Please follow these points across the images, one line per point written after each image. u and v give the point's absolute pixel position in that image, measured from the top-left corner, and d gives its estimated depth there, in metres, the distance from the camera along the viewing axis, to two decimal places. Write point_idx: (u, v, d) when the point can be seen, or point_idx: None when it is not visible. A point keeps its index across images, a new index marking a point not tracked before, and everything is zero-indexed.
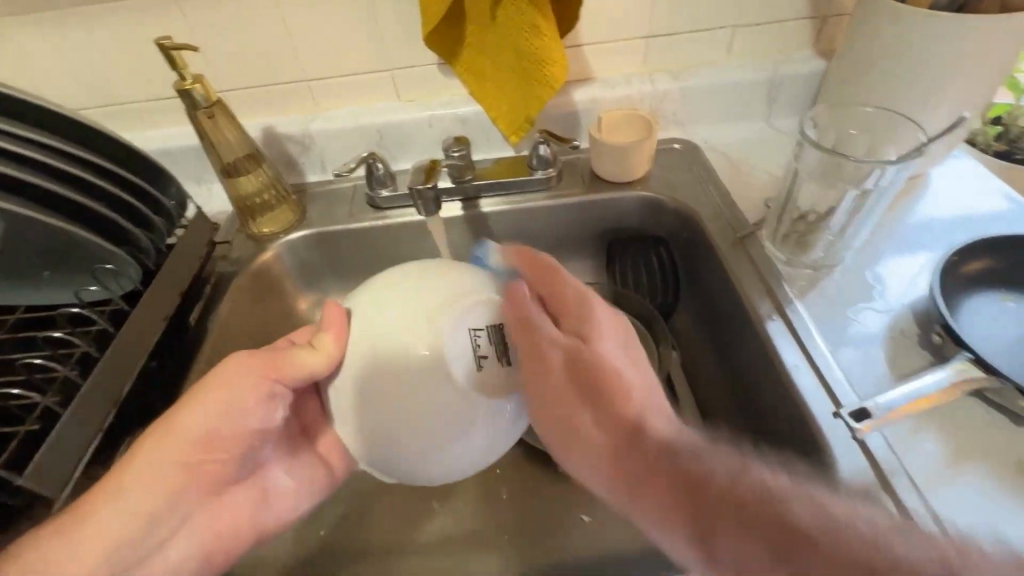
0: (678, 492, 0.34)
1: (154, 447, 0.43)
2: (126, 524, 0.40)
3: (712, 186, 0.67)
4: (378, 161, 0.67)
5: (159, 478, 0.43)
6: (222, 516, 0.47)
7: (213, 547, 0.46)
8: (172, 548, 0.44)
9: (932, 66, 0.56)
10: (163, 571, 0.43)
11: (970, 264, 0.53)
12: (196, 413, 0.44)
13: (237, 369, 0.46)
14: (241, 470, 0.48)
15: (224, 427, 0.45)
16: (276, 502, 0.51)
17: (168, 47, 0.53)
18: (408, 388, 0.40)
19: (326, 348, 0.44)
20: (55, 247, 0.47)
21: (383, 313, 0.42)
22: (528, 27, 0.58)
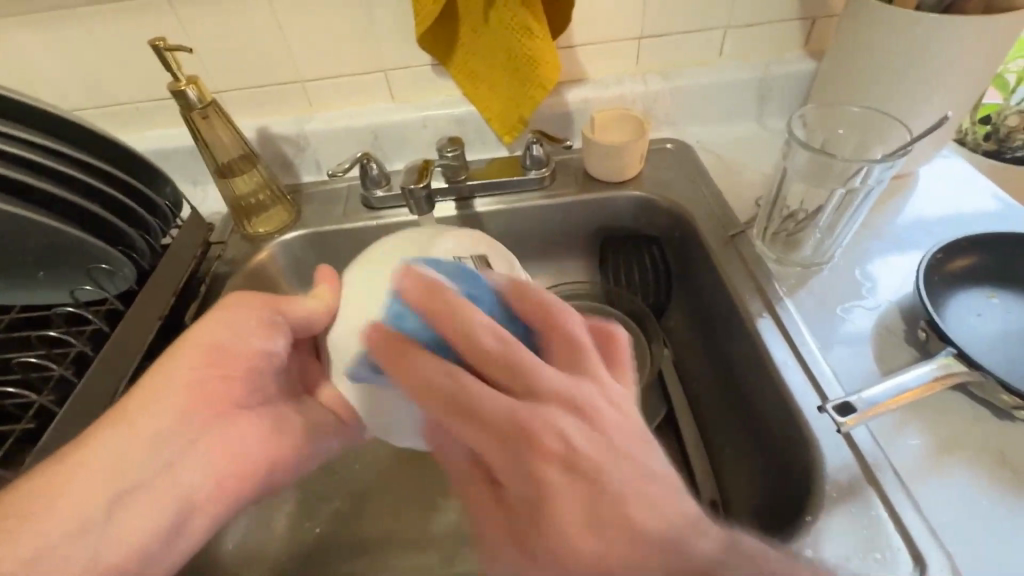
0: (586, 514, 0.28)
1: (161, 369, 0.43)
2: (130, 444, 0.39)
3: (704, 185, 0.68)
4: (373, 161, 0.67)
5: (168, 393, 0.42)
6: (238, 439, 0.44)
7: (229, 471, 0.43)
8: (185, 470, 0.41)
9: (918, 66, 0.56)
10: (175, 491, 0.40)
11: (956, 261, 0.54)
12: (200, 334, 0.44)
13: (239, 299, 0.47)
14: (248, 395, 0.45)
15: (227, 347, 0.45)
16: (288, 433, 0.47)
17: (163, 49, 0.53)
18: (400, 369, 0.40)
19: (323, 297, 0.46)
20: (51, 247, 0.47)
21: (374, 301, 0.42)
22: (520, 29, 0.59)
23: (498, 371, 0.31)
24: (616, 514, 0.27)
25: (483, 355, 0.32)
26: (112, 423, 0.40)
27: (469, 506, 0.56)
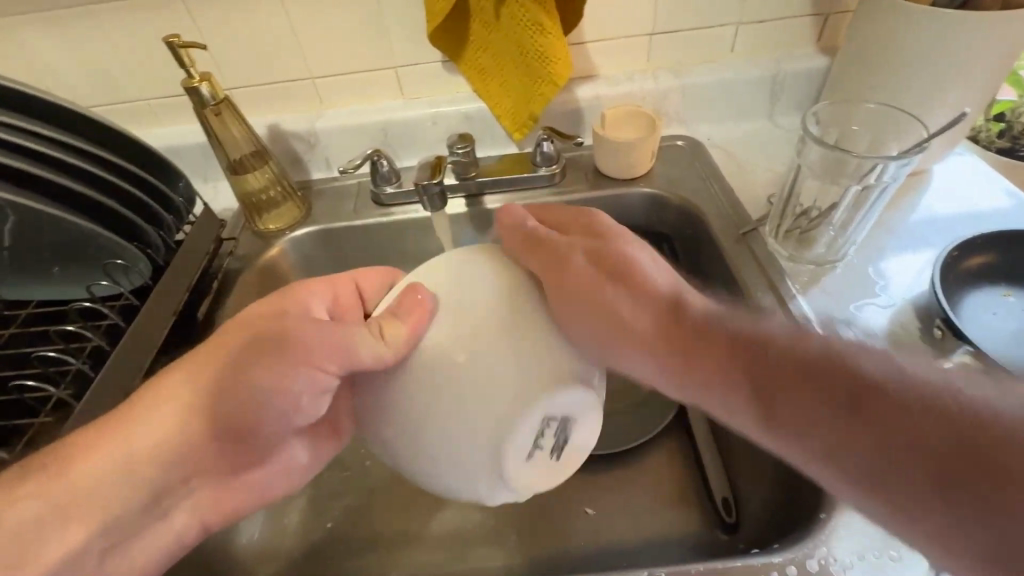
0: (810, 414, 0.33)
1: (165, 403, 0.40)
2: (113, 488, 0.38)
3: (715, 182, 0.67)
4: (384, 158, 0.67)
5: (160, 437, 0.40)
6: (232, 485, 0.45)
7: (219, 513, 0.45)
8: (175, 514, 0.42)
9: (933, 63, 0.56)
10: (164, 536, 0.42)
11: (972, 258, 0.54)
12: (224, 375, 0.40)
13: (302, 333, 0.39)
14: (261, 444, 0.44)
15: (258, 398, 0.40)
16: (287, 475, 0.48)
17: (176, 45, 0.54)
18: (447, 469, 0.36)
19: (389, 345, 0.36)
20: (68, 242, 0.48)
21: (452, 398, 0.34)
22: (532, 25, 0.59)
23: (614, 293, 0.41)
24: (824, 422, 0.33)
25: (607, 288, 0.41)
26: (95, 456, 0.38)
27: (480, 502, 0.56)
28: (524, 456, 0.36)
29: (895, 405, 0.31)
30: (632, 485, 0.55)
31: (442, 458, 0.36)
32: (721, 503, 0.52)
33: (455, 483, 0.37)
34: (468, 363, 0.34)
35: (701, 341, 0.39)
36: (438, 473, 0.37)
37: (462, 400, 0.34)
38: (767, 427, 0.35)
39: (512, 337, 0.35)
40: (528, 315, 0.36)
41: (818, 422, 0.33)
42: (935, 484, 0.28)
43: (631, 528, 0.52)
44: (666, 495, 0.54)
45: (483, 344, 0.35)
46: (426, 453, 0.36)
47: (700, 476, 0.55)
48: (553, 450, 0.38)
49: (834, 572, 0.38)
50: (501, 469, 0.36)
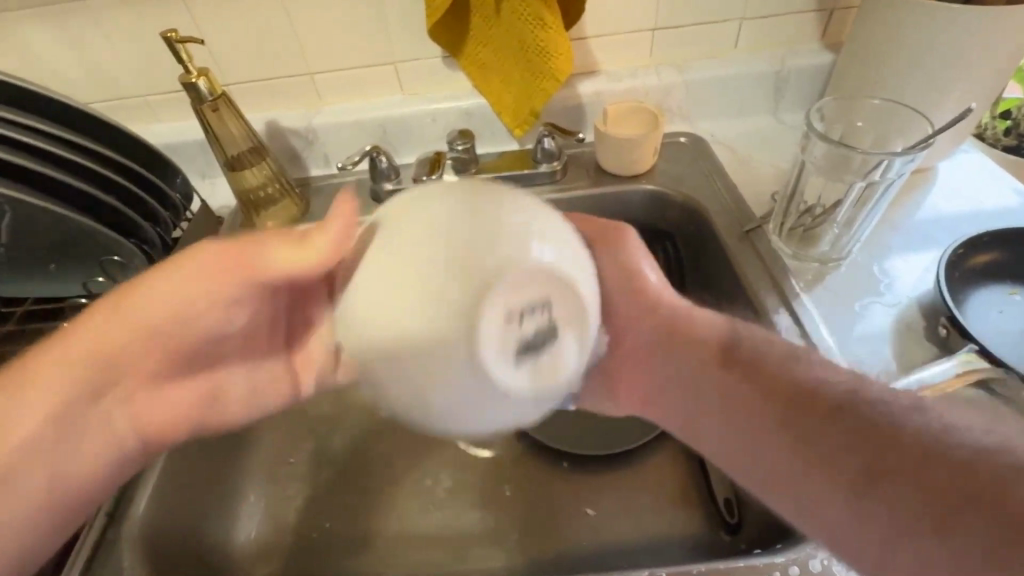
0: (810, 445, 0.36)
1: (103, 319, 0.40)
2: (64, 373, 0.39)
3: (718, 179, 0.67)
4: (383, 155, 0.67)
5: (99, 344, 0.40)
6: (174, 403, 0.43)
7: (156, 432, 0.43)
8: (111, 423, 0.41)
9: (940, 58, 0.55)
10: (97, 448, 0.40)
11: (978, 256, 0.53)
12: (150, 281, 0.41)
13: (206, 261, 0.41)
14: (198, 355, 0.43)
15: (186, 307, 0.41)
16: (229, 400, 0.45)
17: (174, 40, 0.53)
18: (420, 385, 0.30)
19: (302, 260, 0.38)
20: (63, 239, 0.47)
21: (412, 289, 0.30)
22: (533, 19, 0.58)
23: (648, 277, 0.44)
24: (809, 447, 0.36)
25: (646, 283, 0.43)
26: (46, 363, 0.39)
27: (479, 502, 0.56)
28: (506, 358, 0.30)
29: (875, 434, 0.34)
30: (632, 484, 0.55)
31: (402, 364, 0.30)
32: (723, 503, 0.51)
33: (427, 402, 0.31)
34: (428, 253, 0.30)
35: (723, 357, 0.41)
36: (407, 394, 0.31)
37: (422, 295, 0.30)
38: (734, 411, 0.39)
39: (471, 221, 0.30)
40: (497, 214, 0.31)
41: (806, 444, 0.36)
42: (875, 462, 0.33)
43: (632, 529, 0.52)
44: (667, 496, 0.54)
45: (453, 218, 0.31)
46: (387, 363, 0.31)
47: (702, 475, 0.54)
48: (543, 348, 0.32)
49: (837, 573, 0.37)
50: (469, 373, 0.30)
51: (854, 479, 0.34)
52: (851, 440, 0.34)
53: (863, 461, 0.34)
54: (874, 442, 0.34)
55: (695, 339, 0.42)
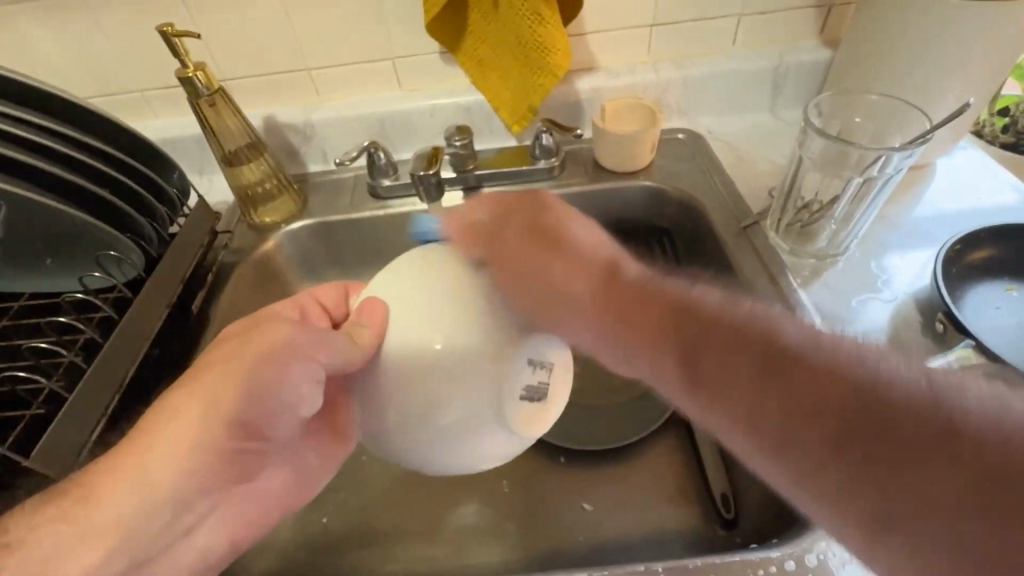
0: (783, 426, 0.28)
1: (182, 428, 0.38)
2: (148, 514, 0.37)
3: (716, 175, 0.67)
4: (380, 150, 0.67)
5: (184, 465, 0.38)
6: (249, 496, 0.44)
7: (238, 534, 0.44)
8: (198, 532, 0.41)
9: (938, 54, 0.55)
10: (187, 556, 0.40)
11: (976, 252, 0.53)
12: (232, 383, 0.39)
13: (276, 344, 0.40)
14: (270, 450, 0.44)
15: (267, 408, 0.40)
16: (300, 484, 0.48)
17: (170, 34, 0.53)
18: (433, 373, 0.36)
19: (360, 341, 0.38)
20: (59, 233, 0.47)
21: (423, 367, 0.36)
22: (530, 14, 0.58)
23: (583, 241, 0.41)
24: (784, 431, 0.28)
25: (579, 250, 0.40)
26: (126, 482, 0.36)
27: (476, 497, 0.56)
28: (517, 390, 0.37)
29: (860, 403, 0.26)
30: (630, 479, 0.55)
31: (413, 424, 0.37)
32: (720, 499, 0.51)
33: (431, 403, 0.36)
34: (432, 328, 0.36)
35: (674, 325, 0.35)
36: (413, 386, 0.36)
37: (430, 368, 0.36)
38: (739, 419, 0.30)
39: (461, 298, 0.37)
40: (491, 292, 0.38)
41: (788, 430, 0.28)
42: (865, 436, 0.26)
43: (628, 523, 0.52)
44: (664, 492, 0.54)
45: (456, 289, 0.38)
46: (407, 424, 0.37)
47: (699, 471, 0.54)
48: (539, 391, 0.38)
49: (832, 567, 0.38)
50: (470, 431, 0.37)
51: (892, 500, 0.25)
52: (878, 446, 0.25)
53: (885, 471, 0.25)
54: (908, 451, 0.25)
55: (660, 313, 0.36)
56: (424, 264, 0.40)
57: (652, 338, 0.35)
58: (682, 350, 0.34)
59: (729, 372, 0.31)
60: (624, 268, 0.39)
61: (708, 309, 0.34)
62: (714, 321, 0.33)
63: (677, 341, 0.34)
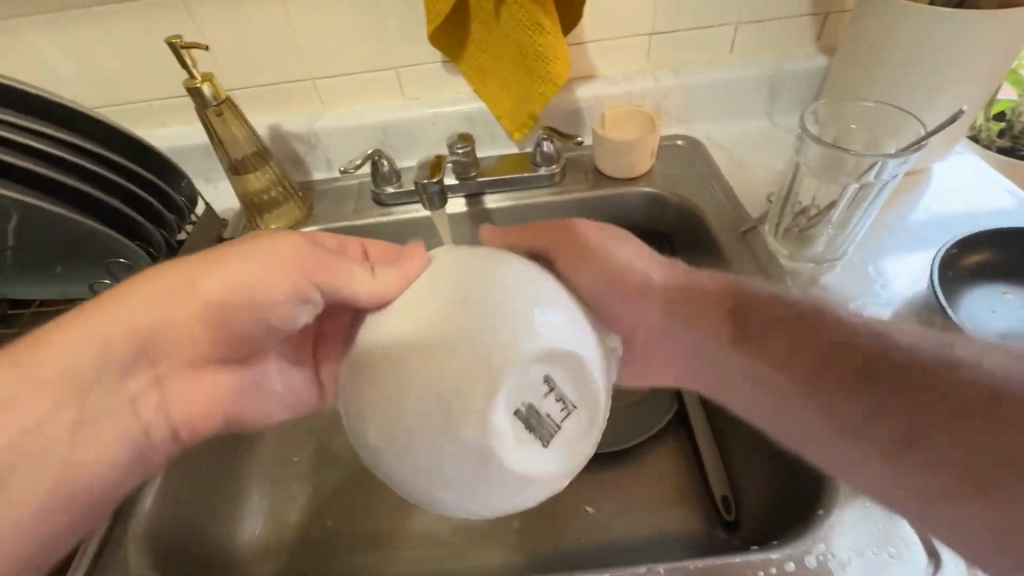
0: (767, 362, 0.43)
1: (152, 293, 0.40)
2: (87, 363, 0.39)
3: (714, 180, 0.68)
4: (384, 158, 0.68)
5: (131, 327, 0.40)
6: (200, 388, 0.45)
7: (185, 419, 0.45)
8: (140, 406, 0.43)
9: (933, 61, 0.56)
10: (123, 426, 0.41)
11: (972, 256, 0.54)
12: (214, 272, 0.41)
13: (292, 249, 0.41)
14: (231, 354, 0.45)
15: (245, 305, 0.41)
16: (260, 398, 0.48)
17: (178, 47, 0.54)
18: (432, 390, 0.33)
19: (385, 282, 0.38)
20: (69, 240, 0.48)
21: (411, 387, 0.33)
22: (532, 25, 0.59)
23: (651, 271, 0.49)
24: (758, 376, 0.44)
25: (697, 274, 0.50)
26: (83, 323, 0.39)
27: None
28: (517, 433, 0.34)
29: (890, 379, 0.36)
30: (631, 482, 0.56)
31: (397, 454, 0.35)
32: (720, 500, 0.52)
33: (420, 429, 0.33)
34: (438, 352, 0.33)
35: (766, 343, 0.44)
36: (411, 397, 0.33)
37: (422, 391, 0.33)
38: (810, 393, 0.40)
39: (454, 325, 0.34)
40: (505, 312, 0.34)
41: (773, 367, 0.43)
42: (874, 405, 0.36)
43: (629, 526, 0.52)
44: (664, 494, 0.54)
45: (455, 301, 0.34)
46: (393, 449, 0.35)
47: (700, 474, 0.55)
48: (545, 439, 0.36)
49: (832, 568, 0.38)
50: (451, 485, 0.34)
51: (892, 435, 0.35)
52: (866, 391, 0.37)
53: (895, 411, 0.35)
54: (914, 388, 0.35)
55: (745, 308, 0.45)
56: (489, 265, 0.37)
57: (705, 321, 0.47)
58: (715, 326, 0.47)
59: (771, 354, 0.43)
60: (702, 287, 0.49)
61: (773, 318, 0.44)
62: (794, 319, 0.43)
63: (740, 342, 0.45)
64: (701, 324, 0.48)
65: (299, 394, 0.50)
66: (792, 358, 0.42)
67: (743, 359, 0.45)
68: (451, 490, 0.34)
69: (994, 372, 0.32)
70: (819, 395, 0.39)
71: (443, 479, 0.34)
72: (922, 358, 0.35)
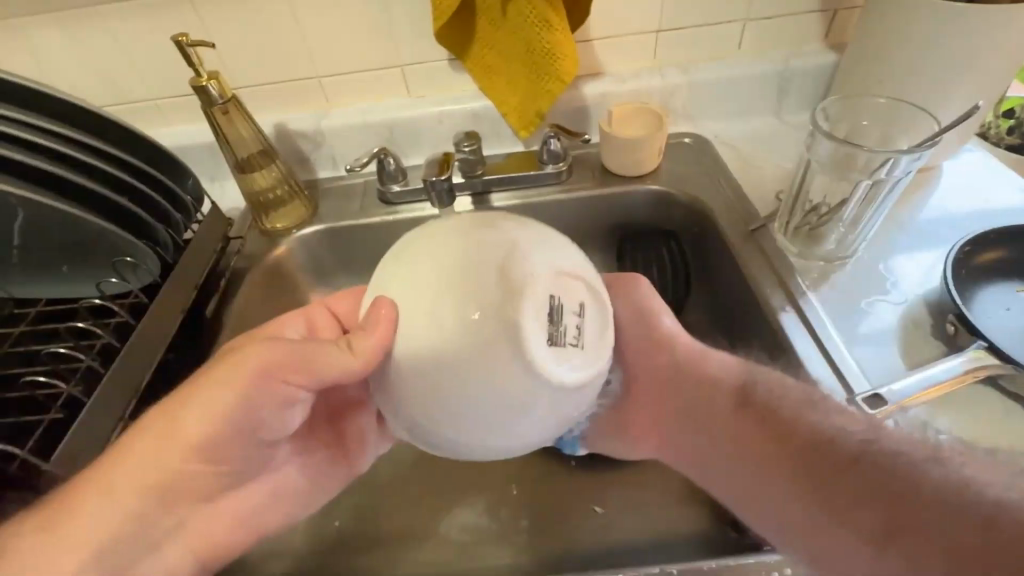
0: (755, 444, 0.43)
1: (149, 447, 0.38)
2: (120, 517, 0.36)
3: (722, 178, 0.67)
4: (390, 156, 0.67)
5: (142, 486, 0.38)
6: (219, 518, 0.44)
7: (209, 548, 0.43)
8: (168, 550, 0.40)
9: (945, 57, 0.55)
10: (157, 570, 0.39)
11: (985, 254, 0.53)
12: (186, 408, 0.39)
13: (260, 356, 0.40)
14: (241, 473, 0.44)
15: (240, 420, 0.41)
16: (284, 501, 0.48)
17: (184, 44, 0.54)
18: (472, 358, 0.33)
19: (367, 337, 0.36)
20: (76, 238, 0.48)
21: (444, 351, 0.34)
22: (539, 21, 0.59)
23: (670, 324, 0.49)
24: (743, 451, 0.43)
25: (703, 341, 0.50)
26: (109, 477, 0.37)
27: (486, 500, 0.56)
28: (547, 343, 0.34)
29: (873, 477, 0.36)
30: (640, 481, 0.55)
31: (446, 412, 0.35)
32: None
33: (466, 383, 0.34)
34: (454, 315, 0.34)
35: (760, 416, 0.43)
36: (451, 381, 0.34)
37: (453, 348, 0.33)
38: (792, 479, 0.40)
39: (467, 282, 0.34)
40: (511, 258, 0.35)
41: (756, 448, 0.42)
42: (852, 491, 0.37)
43: (638, 527, 0.52)
44: (673, 494, 0.54)
45: (459, 260, 0.35)
46: (440, 408, 0.35)
47: None
48: (576, 346, 0.36)
49: None
50: (507, 423, 0.35)
51: (868, 533, 0.35)
52: (848, 496, 0.37)
53: (882, 516, 0.35)
54: (885, 494, 0.35)
55: (754, 391, 0.44)
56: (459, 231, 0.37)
57: (708, 401, 0.47)
58: (710, 404, 0.47)
59: (763, 434, 0.42)
60: (710, 359, 0.48)
61: (771, 391, 0.43)
62: (797, 409, 0.41)
63: (738, 417, 0.44)
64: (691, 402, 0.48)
65: (320, 475, 0.51)
66: (783, 446, 0.41)
67: (745, 428, 0.44)
68: (508, 427, 0.35)
69: (990, 496, 0.32)
70: (804, 475, 0.39)
71: (497, 419, 0.35)
72: (910, 469, 0.35)
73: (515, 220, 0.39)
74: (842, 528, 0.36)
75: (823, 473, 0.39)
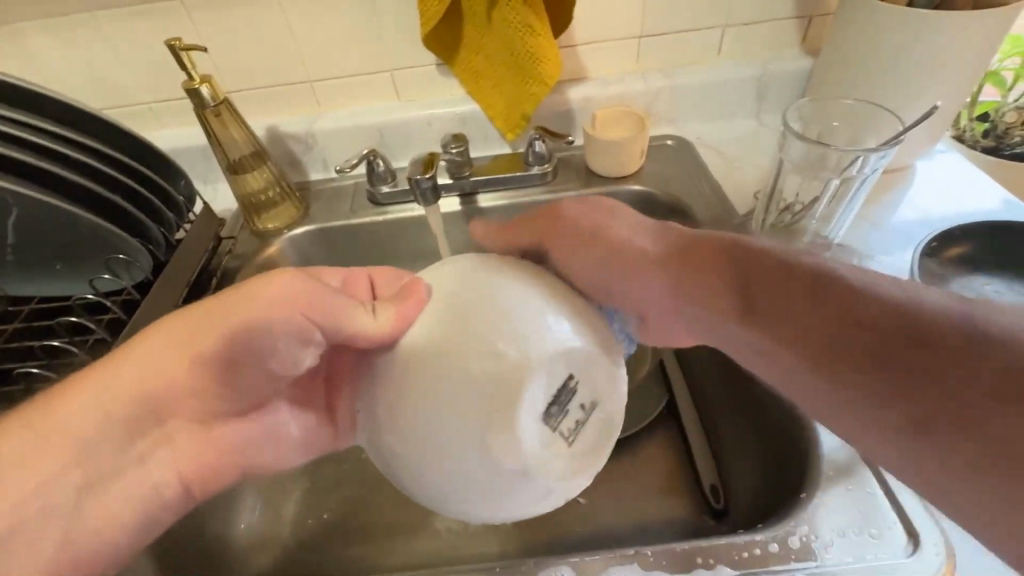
0: (769, 321, 0.38)
1: (148, 341, 0.40)
2: (102, 420, 0.38)
3: (704, 179, 0.69)
4: (379, 158, 0.69)
5: (134, 387, 0.40)
6: (208, 440, 0.45)
7: (190, 474, 0.44)
8: (148, 464, 0.42)
9: (911, 60, 0.57)
10: (135, 488, 0.41)
11: (951, 249, 0.55)
12: (200, 320, 0.41)
13: (284, 287, 0.41)
14: (238, 404, 0.45)
15: (244, 343, 0.41)
16: (273, 446, 0.48)
17: (177, 49, 0.55)
18: (463, 420, 0.34)
19: (382, 322, 0.38)
20: (72, 236, 0.49)
21: (441, 386, 0.34)
22: (523, 27, 0.60)
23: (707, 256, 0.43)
24: (774, 357, 0.38)
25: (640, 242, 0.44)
26: (100, 382, 0.39)
27: None
28: (535, 430, 0.35)
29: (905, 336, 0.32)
30: (623, 473, 0.56)
31: (434, 472, 0.35)
32: (709, 489, 0.53)
33: (451, 440, 0.34)
34: (458, 362, 0.34)
35: (767, 311, 0.38)
36: (434, 436, 0.34)
37: (444, 393, 0.34)
38: (822, 368, 0.35)
39: (480, 348, 0.34)
40: (522, 314, 0.35)
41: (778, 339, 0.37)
42: (892, 370, 0.32)
43: (619, 515, 0.53)
44: (655, 486, 0.55)
45: (474, 301, 0.36)
46: (424, 463, 0.35)
47: (689, 464, 0.56)
48: (563, 435, 0.36)
49: (816, 549, 0.38)
50: (483, 491, 0.35)
51: (909, 409, 0.31)
52: (893, 369, 0.32)
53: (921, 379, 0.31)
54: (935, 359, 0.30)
55: (744, 304, 0.39)
56: (491, 274, 0.38)
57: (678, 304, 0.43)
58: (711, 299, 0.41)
59: (770, 325, 0.38)
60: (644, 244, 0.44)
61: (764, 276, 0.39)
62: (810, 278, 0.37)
63: (742, 314, 0.39)
64: (694, 297, 0.42)
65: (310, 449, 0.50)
66: (803, 331, 0.36)
67: (753, 329, 0.39)
68: (485, 496, 0.35)
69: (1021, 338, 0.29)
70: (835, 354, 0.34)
71: (476, 485, 0.35)
72: (924, 319, 0.32)
73: (534, 274, 0.39)
74: (894, 404, 0.31)
75: (873, 345, 0.33)
